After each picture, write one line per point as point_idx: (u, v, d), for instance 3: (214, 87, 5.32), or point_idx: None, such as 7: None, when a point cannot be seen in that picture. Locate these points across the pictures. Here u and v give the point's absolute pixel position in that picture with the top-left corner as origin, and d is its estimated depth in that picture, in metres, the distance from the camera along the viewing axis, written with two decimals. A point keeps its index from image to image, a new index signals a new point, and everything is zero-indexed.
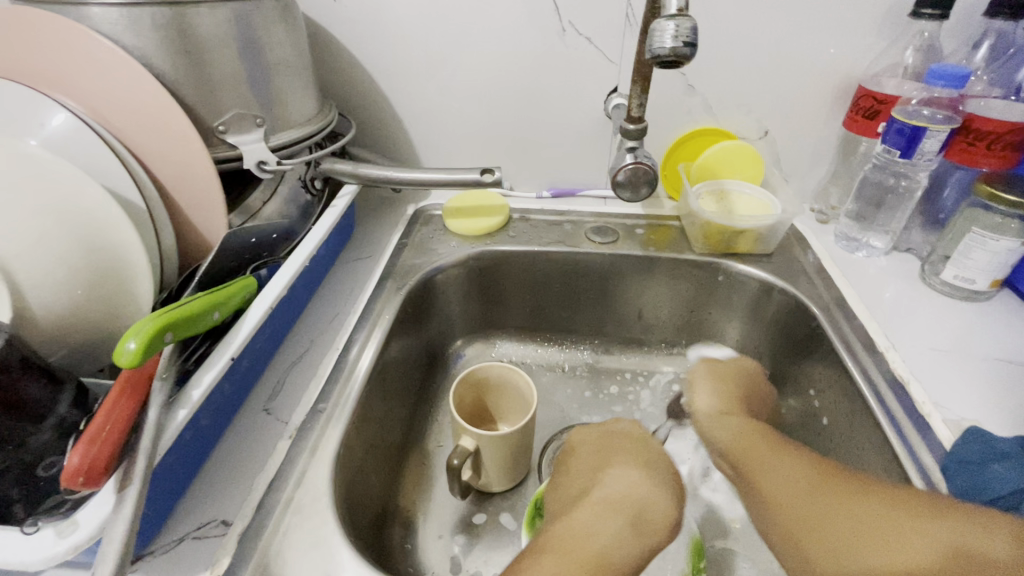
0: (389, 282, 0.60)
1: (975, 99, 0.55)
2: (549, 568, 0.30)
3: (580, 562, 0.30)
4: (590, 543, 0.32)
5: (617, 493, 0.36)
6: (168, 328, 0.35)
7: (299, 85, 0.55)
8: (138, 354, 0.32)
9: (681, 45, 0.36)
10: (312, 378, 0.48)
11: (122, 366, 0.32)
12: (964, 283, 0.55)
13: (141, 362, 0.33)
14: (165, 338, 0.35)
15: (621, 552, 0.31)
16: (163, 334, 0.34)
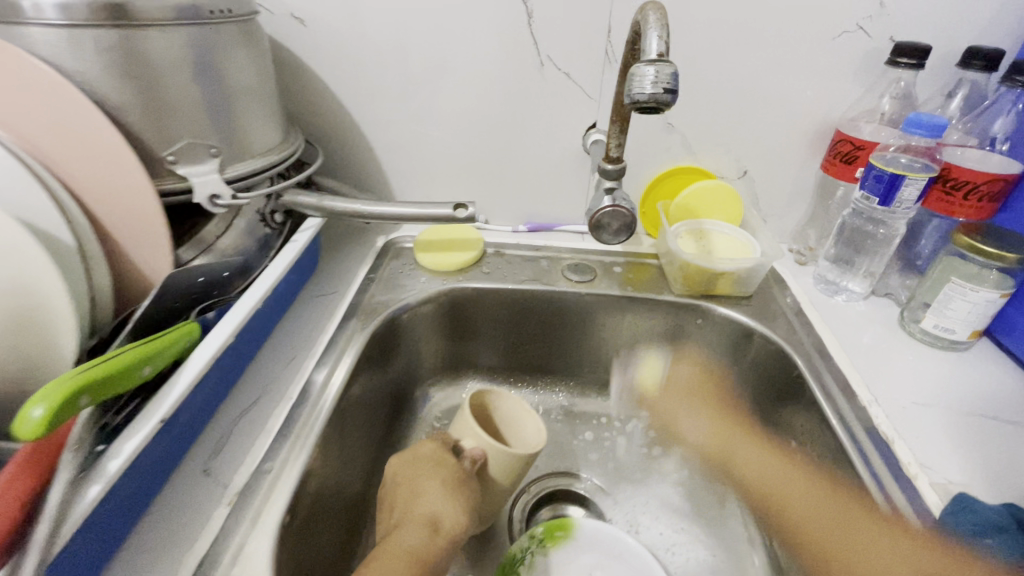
0: (353, 321, 0.56)
1: (952, 148, 0.54)
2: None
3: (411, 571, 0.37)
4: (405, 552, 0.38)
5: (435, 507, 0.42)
6: (85, 390, 0.31)
7: (261, 113, 0.51)
8: (43, 423, 0.29)
9: (661, 92, 0.34)
10: (261, 433, 0.44)
11: (23, 438, 0.29)
12: (944, 333, 0.54)
13: (48, 433, 0.29)
14: (80, 401, 0.31)
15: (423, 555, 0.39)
16: (78, 398, 0.30)
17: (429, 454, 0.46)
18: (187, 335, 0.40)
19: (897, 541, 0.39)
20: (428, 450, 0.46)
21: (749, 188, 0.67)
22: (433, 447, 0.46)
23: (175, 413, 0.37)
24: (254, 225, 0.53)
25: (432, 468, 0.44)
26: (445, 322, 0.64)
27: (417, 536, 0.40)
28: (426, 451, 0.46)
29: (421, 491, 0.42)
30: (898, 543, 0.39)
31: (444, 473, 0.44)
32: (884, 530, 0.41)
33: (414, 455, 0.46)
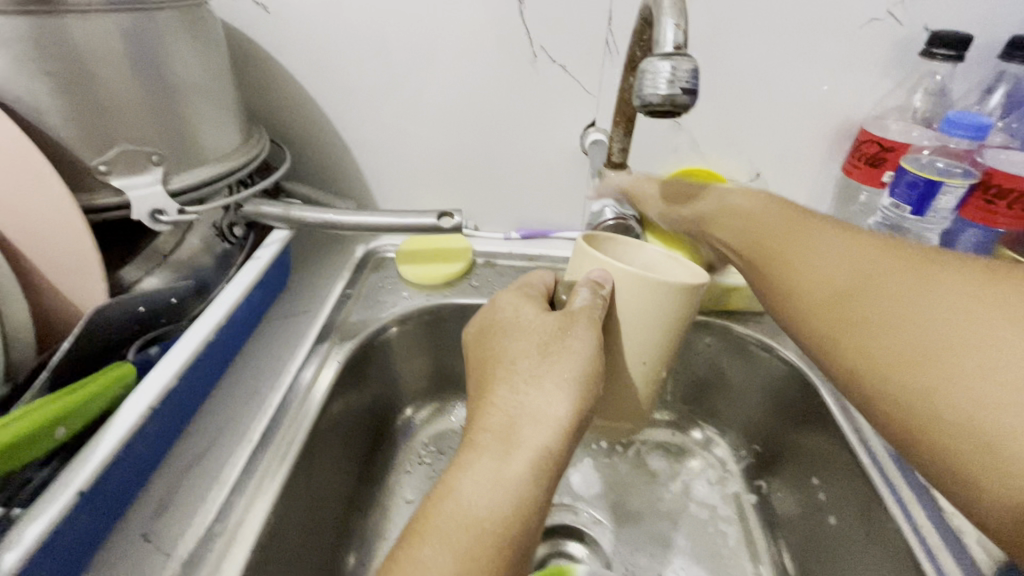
0: (325, 345, 0.50)
1: (994, 150, 0.49)
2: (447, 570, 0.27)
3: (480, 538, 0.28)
4: (473, 501, 0.29)
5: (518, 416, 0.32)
6: None
7: (215, 114, 0.45)
8: None
9: (679, 93, 0.28)
10: (213, 485, 0.38)
11: None
12: None
13: None
14: None
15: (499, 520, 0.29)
16: None
17: (513, 301, 0.40)
18: (121, 383, 0.35)
19: (847, 238, 0.37)
20: (516, 296, 0.41)
21: None
22: (524, 296, 0.41)
23: (102, 474, 0.32)
24: (209, 240, 0.47)
25: (521, 317, 0.38)
26: (429, 341, 0.59)
27: (516, 400, 0.33)
28: (512, 303, 0.40)
29: (506, 339, 0.37)
30: (912, 282, 0.32)
31: (533, 308, 0.39)
32: (890, 258, 0.34)
33: (501, 309, 0.40)
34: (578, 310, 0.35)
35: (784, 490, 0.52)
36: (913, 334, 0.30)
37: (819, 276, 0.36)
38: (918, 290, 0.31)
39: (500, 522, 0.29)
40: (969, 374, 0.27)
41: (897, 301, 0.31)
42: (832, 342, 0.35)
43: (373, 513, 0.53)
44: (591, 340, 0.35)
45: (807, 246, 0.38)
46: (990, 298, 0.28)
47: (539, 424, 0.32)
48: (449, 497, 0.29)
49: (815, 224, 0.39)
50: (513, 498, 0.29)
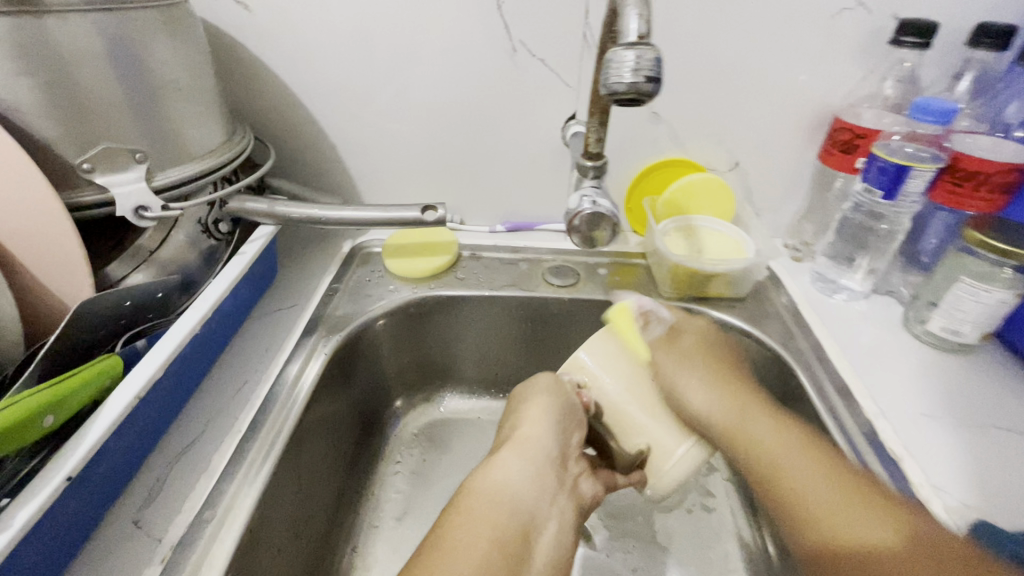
0: (312, 338, 0.51)
1: (961, 135, 0.50)
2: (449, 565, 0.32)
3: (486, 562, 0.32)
4: (475, 510, 0.35)
5: (500, 488, 0.38)
6: None
7: (198, 111, 0.46)
8: None
9: (642, 81, 0.29)
10: (201, 475, 0.39)
11: None
12: (951, 335, 0.50)
13: None
14: None
15: (494, 541, 0.34)
16: None
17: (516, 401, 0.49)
18: (109, 374, 0.35)
19: (849, 486, 0.38)
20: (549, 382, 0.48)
21: (742, 180, 0.62)
22: (536, 386, 0.48)
23: (90, 464, 0.33)
24: (196, 236, 0.47)
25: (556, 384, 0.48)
26: (417, 333, 0.59)
27: (487, 478, 0.38)
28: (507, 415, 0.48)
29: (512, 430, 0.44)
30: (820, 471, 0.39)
31: (541, 402, 0.45)
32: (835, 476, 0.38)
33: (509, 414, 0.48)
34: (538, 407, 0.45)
35: None
36: (851, 521, 0.36)
37: (805, 486, 0.39)
38: (857, 511, 0.36)
39: (513, 502, 0.37)
40: (840, 533, 0.36)
41: (833, 506, 0.37)
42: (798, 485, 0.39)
43: (363, 502, 0.54)
44: (546, 434, 0.43)
45: (804, 476, 0.39)
46: (845, 510, 0.37)
47: (517, 493, 0.38)
48: (461, 510, 0.36)
49: (813, 449, 0.41)
50: (520, 502, 0.37)
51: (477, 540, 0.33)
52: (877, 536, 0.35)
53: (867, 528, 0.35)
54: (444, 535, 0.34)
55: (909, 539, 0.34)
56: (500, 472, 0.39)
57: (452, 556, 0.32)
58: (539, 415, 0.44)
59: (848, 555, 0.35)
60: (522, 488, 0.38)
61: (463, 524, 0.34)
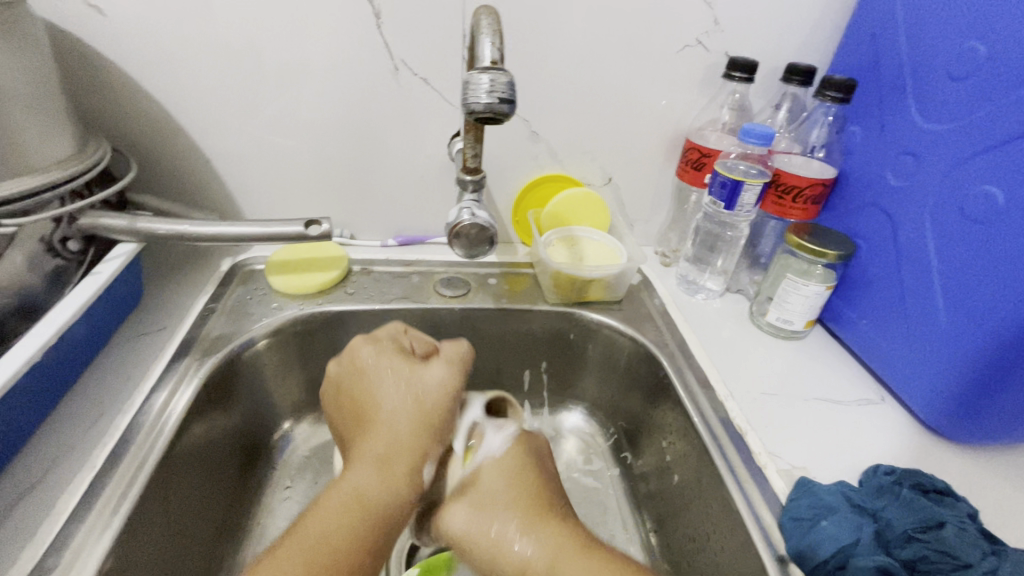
0: (183, 362, 0.47)
1: (781, 155, 0.60)
2: None
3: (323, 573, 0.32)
4: (334, 522, 0.35)
5: (366, 492, 0.37)
6: None
7: (38, 120, 0.42)
8: None
9: (497, 102, 0.32)
10: (43, 519, 0.35)
11: None
12: (784, 324, 0.59)
13: None
14: None
15: (346, 548, 0.34)
16: None
17: (392, 358, 0.45)
18: None
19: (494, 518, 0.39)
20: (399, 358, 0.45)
21: (615, 194, 0.69)
22: (439, 363, 0.45)
23: None
24: (35, 258, 0.43)
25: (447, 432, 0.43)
26: (304, 351, 0.58)
27: (357, 478, 0.38)
28: (382, 361, 0.45)
29: (381, 386, 0.43)
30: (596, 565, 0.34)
31: (437, 370, 0.45)
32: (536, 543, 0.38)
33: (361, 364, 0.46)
34: (436, 384, 0.44)
35: (643, 458, 0.58)
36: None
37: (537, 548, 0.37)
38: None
39: (378, 489, 0.38)
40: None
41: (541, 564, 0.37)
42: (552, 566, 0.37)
43: (248, 534, 0.51)
44: (439, 399, 0.43)
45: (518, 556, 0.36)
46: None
47: (378, 495, 0.37)
48: (321, 508, 0.36)
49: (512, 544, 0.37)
50: (390, 497, 0.38)
51: (334, 533, 0.34)
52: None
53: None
54: (297, 541, 0.34)
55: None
56: (367, 470, 0.38)
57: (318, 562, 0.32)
58: (440, 387, 0.44)
59: None
60: (386, 492, 0.38)
61: (324, 520, 0.35)
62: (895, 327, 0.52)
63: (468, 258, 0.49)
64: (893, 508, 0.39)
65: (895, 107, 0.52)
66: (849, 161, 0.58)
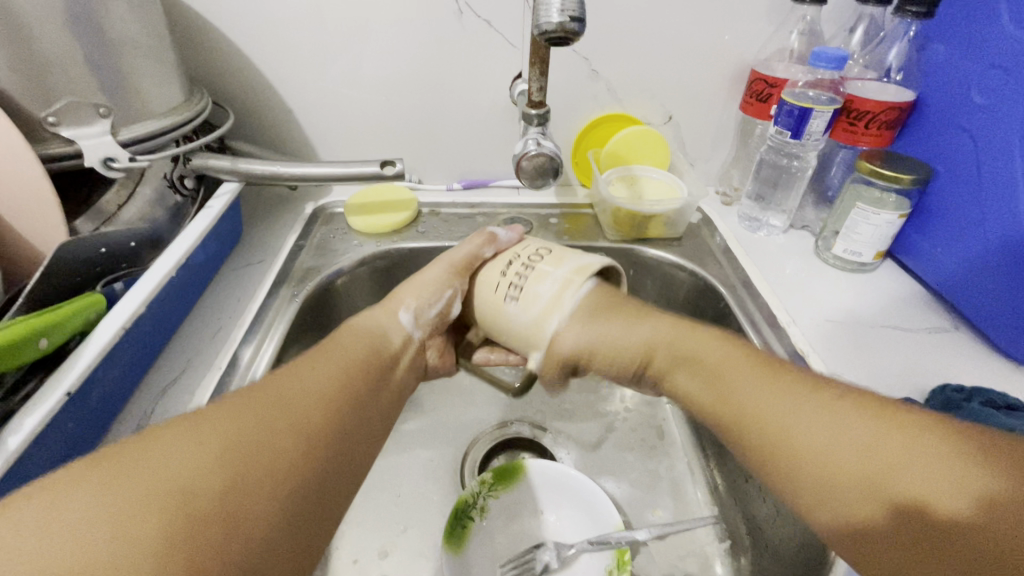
0: (283, 288, 0.54)
1: (854, 81, 0.58)
2: (192, 450, 0.25)
3: (292, 428, 0.28)
4: (306, 387, 0.31)
5: (350, 347, 0.36)
6: (42, 336, 0.33)
7: (157, 69, 0.47)
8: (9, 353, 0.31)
9: (568, 20, 0.34)
10: (187, 406, 0.42)
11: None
12: (852, 256, 0.58)
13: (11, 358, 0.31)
14: (40, 342, 0.33)
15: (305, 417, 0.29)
16: (37, 340, 0.33)
17: (439, 290, 0.42)
18: (95, 307, 0.38)
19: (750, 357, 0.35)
20: (436, 279, 0.42)
21: (675, 132, 0.69)
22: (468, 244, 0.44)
23: (84, 388, 0.35)
24: (162, 192, 0.49)
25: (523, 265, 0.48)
26: (382, 285, 0.63)
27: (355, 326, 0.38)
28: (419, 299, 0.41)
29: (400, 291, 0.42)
30: (844, 428, 0.29)
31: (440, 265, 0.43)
32: (825, 402, 0.31)
33: (374, 327, 0.39)
34: (431, 282, 0.42)
35: None
36: (831, 461, 0.29)
37: (832, 469, 0.29)
38: (914, 464, 0.27)
39: (384, 344, 0.38)
40: (812, 500, 0.29)
41: (785, 409, 0.31)
42: (786, 423, 0.31)
43: None
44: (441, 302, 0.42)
45: (782, 408, 0.31)
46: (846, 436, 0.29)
47: (370, 340, 0.37)
48: (312, 373, 0.32)
49: (778, 377, 0.33)
50: (391, 349, 0.38)
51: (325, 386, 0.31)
52: (948, 502, 0.25)
53: (847, 473, 0.28)
54: (258, 400, 0.28)
55: (909, 510, 0.26)
56: (338, 343, 0.36)
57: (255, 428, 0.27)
58: (433, 282, 0.42)
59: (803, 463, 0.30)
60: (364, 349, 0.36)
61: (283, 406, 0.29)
62: (974, 252, 0.51)
63: (533, 189, 0.51)
64: (961, 419, 0.39)
65: (979, 19, 0.49)
66: (930, 82, 0.55)
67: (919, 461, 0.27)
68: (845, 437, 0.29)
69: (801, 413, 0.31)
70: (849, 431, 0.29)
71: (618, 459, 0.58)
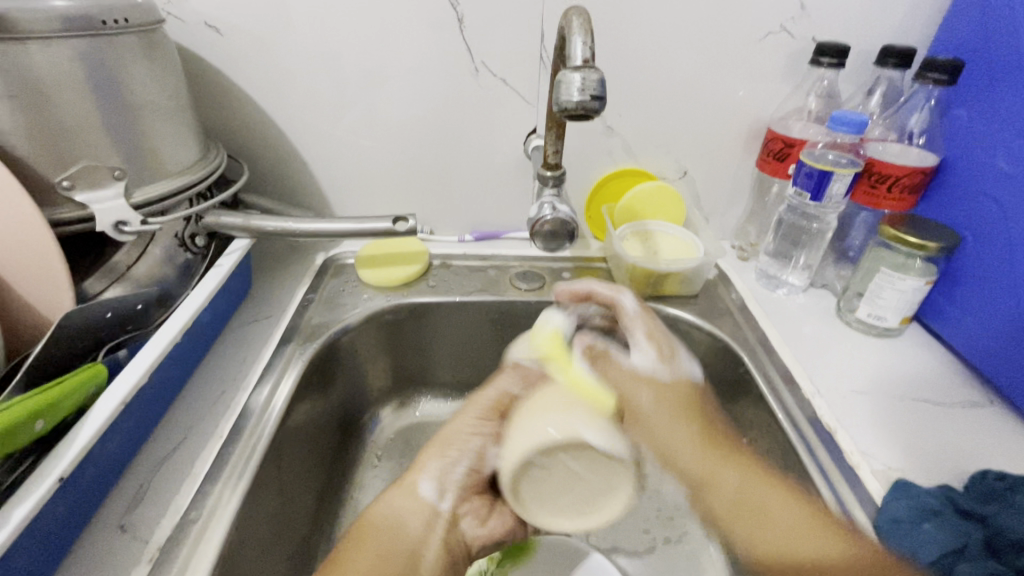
0: (290, 346, 0.52)
1: (873, 143, 0.57)
2: None
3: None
4: (362, 547, 0.37)
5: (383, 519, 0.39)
6: (38, 417, 0.32)
7: (175, 130, 0.47)
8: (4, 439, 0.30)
9: (588, 99, 0.34)
10: (185, 477, 0.40)
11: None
12: (877, 320, 0.56)
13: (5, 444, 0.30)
14: (36, 425, 0.32)
15: None
16: (33, 422, 0.32)
17: (464, 447, 0.43)
18: (96, 379, 0.37)
19: (746, 472, 0.41)
20: (457, 436, 0.44)
21: (690, 187, 0.68)
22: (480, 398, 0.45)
23: (78, 466, 0.34)
24: (172, 250, 0.49)
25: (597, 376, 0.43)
26: (390, 340, 0.62)
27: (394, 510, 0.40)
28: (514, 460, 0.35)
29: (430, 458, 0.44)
30: (808, 536, 0.36)
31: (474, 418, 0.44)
32: (805, 517, 0.37)
33: (400, 515, 0.40)
34: (461, 438, 0.44)
35: None
36: (746, 527, 0.39)
37: (781, 535, 0.37)
38: (812, 539, 0.36)
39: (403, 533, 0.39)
40: (751, 531, 0.39)
41: (745, 486, 0.40)
42: (774, 534, 0.38)
43: (343, 506, 0.55)
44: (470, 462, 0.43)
45: (767, 518, 0.38)
46: (806, 530, 0.36)
47: (393, 522, 0.39)
48: (359, 546, 0.38)
49: (745, 466, 0.42)
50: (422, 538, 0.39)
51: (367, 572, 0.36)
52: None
53: (809, 544, 0.36)
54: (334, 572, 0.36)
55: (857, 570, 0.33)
56: (389, 499, 0.41)
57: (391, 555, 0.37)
58: (469, 433, 0.44)
59: (783, 553, 0.37)
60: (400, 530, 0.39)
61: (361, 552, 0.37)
62: (1007, 324, 0.48)
63: (548, 252, 0.50)
64: (1006, 515, 0.36)
65: (1004, 88, 0.49)
66: (954, 147, 0.54)
67: (821, 532, 0.36)
68: (796, 526, 0.37)
69: (787, 516, 0.37)
70: (811, 529, 0.36)
71: (633, 531, 0.55)
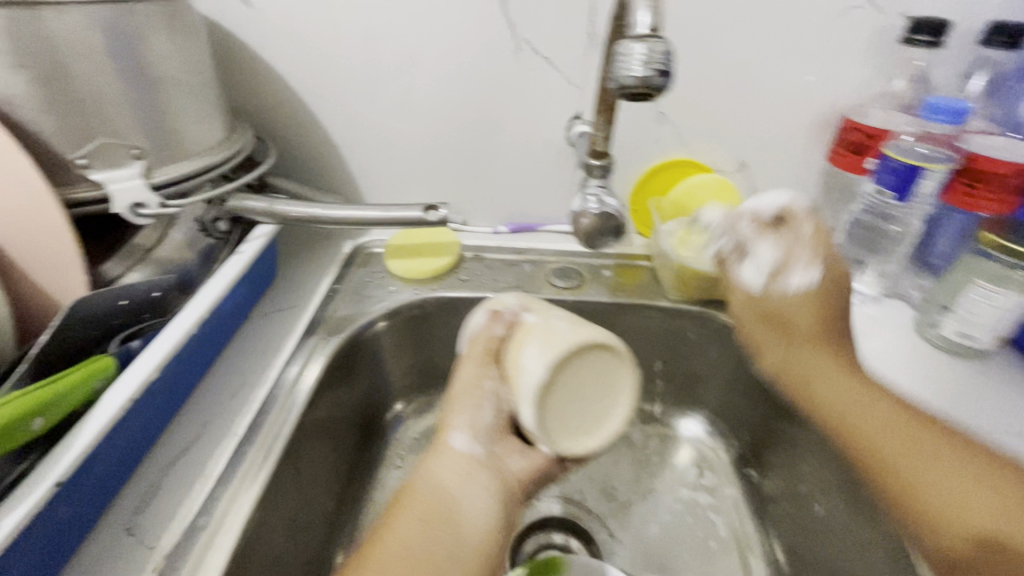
0: (313, 339, 0.50)
1: (973, 135, 0.50)
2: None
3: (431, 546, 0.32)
4: (421, 507, 0.34)
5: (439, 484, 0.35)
6: (38, 413, 0.30)
7: (198, 106, 0.44)
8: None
9: (652, 74, 0.29)
10: (195, 479, 0.38)
11: None
12: (964, 339, 0.49)
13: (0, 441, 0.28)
14: (35, 422, 0.30)
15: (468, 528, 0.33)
16: (31, 419, 0.29)
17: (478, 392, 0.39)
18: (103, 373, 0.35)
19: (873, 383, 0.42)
20: (470, 379, 0.40)
21: (748, 181, 0.62)
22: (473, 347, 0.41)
23: (82, 466, 0.32)
24: (193, 235, 0.47)
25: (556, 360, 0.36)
26: (417, 335, 0.58)
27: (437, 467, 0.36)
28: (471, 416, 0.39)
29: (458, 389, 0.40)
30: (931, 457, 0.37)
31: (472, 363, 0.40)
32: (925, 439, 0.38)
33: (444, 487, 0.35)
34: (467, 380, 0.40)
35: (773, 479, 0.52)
36: (944, 472, 0.36)
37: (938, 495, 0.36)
38: (933, 458, 0.37)
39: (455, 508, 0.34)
40: (917, 511, 0.36)
41: (914, 459, 0.37)
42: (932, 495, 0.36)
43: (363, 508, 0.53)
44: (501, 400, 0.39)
45: (924, 461, 0.37)
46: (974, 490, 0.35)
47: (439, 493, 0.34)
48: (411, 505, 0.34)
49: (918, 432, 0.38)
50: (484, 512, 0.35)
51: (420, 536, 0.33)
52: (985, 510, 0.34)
53: (959, 490, 0.35)
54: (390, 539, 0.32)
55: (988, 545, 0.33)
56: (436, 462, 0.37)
57: (440, 526, 0.33)
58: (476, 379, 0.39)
59: (921, 509, 0.36)
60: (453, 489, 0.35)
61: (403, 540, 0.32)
62: None
63: (591, 249, 0.46)
64: None
65: None
66: None
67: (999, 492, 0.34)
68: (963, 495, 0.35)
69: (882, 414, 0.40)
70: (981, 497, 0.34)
71: (672, 556, 0.51)
